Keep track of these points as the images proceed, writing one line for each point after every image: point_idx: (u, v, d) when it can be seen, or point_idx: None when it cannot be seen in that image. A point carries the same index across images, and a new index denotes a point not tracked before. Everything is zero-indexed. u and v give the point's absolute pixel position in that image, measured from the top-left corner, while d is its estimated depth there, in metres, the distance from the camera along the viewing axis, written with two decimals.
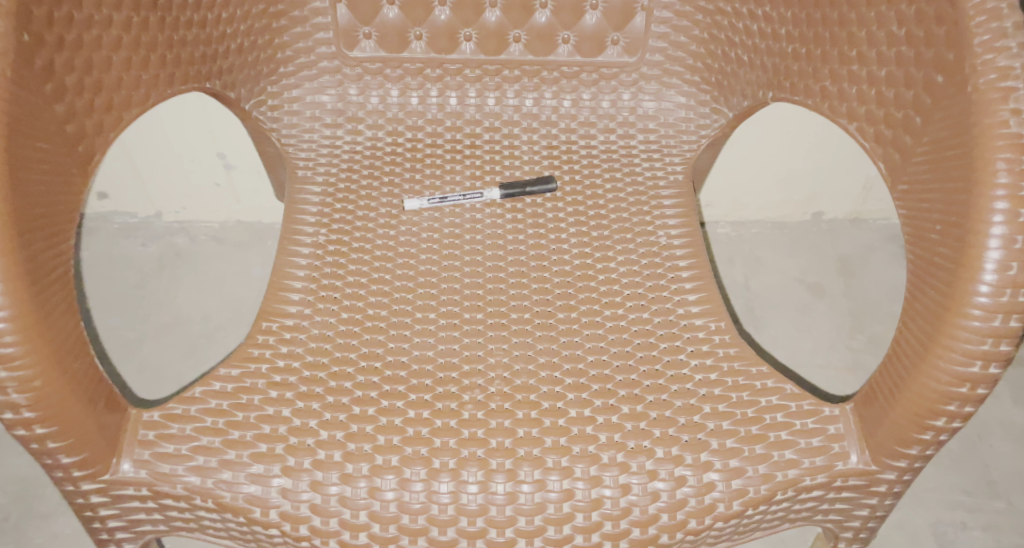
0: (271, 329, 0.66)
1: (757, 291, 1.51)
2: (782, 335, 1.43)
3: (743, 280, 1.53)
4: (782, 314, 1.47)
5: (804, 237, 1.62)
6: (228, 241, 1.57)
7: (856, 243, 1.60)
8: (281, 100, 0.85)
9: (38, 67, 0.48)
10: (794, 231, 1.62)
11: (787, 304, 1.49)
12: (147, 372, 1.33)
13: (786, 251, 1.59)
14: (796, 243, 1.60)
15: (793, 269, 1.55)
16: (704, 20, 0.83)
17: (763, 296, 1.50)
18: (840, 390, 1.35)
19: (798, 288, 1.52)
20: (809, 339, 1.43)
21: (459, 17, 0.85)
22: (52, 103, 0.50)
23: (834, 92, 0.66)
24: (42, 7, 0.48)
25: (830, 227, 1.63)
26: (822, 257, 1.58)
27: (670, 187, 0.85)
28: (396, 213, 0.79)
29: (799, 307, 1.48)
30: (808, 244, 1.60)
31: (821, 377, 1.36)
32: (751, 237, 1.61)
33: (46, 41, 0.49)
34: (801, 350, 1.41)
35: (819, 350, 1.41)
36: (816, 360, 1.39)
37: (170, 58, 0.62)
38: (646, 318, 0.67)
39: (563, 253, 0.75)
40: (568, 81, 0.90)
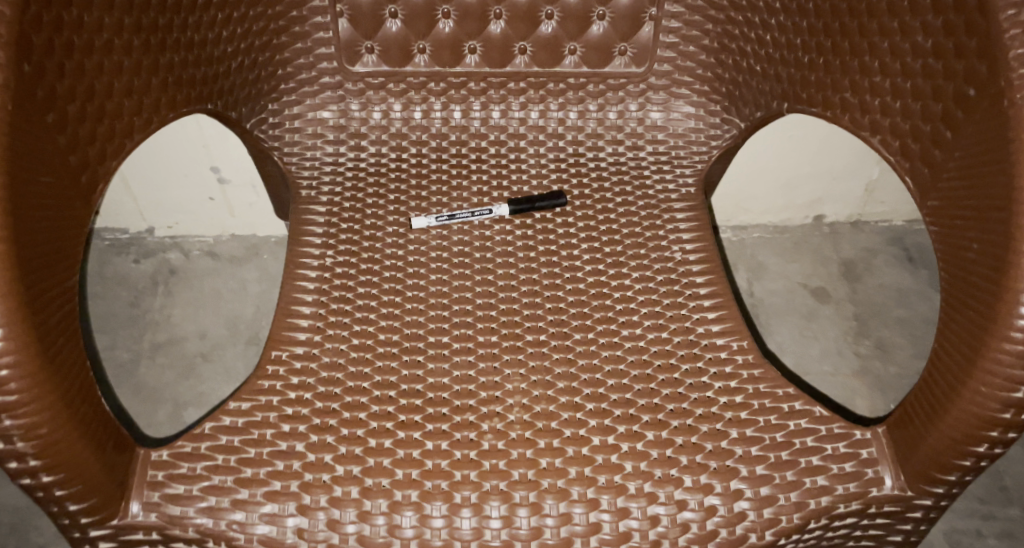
0: (281, 359, 0.64)
1: (761, 296, 1.50)
2: (789, 342, 1.42)
3: (747, 285, 1.52)
4: (787, 320, 1.45)
5: (806, 240, 1.60)
6: (222, 255, 1.54)
7: (858, 246, 1.59)
8: (282, 118, 0.83)
9: (39, 98, 0.46)
10: (796, 235, 1.61)
11: (792, 310, 1.47)
12: (143, 394, 1.31)
13: (789, 255, 1.58)
14: (798, 246, 1.59)
15: (796, 273, 1.54)
16: (714, 29, 0.81)
17: (767, 302, 1.48)
18: (848, 398, 1.34)
19: (803, 293, 1.50)
20: (816, 346, 1.41)
21: (463, 29, 0.83)
22: (54, 134, 0.48)
23: (855, 104, 0.64)
24: (41, 34, 0.45)
25: (833, 230, 1.62)
26: (826, 261, 1.56)
27: (682, 200, 0.83)
28: (403, 232, 0.77)
29: (804, 312, 1.47)
30: (811, 247, 1.59)
31: (829, 386, 1.35)
32: (753, 242, 1.60)
33: (47, 69, 0.46)
34: (809, 357, 1.40)
35: (826, 356, 1.40)
36: (824, 367, 1.38)
37: (171, 81, 0.60)
38: (665, 338, 0.66)
39: (576, 270, 0.73)
40: (575, 92, 0.88)
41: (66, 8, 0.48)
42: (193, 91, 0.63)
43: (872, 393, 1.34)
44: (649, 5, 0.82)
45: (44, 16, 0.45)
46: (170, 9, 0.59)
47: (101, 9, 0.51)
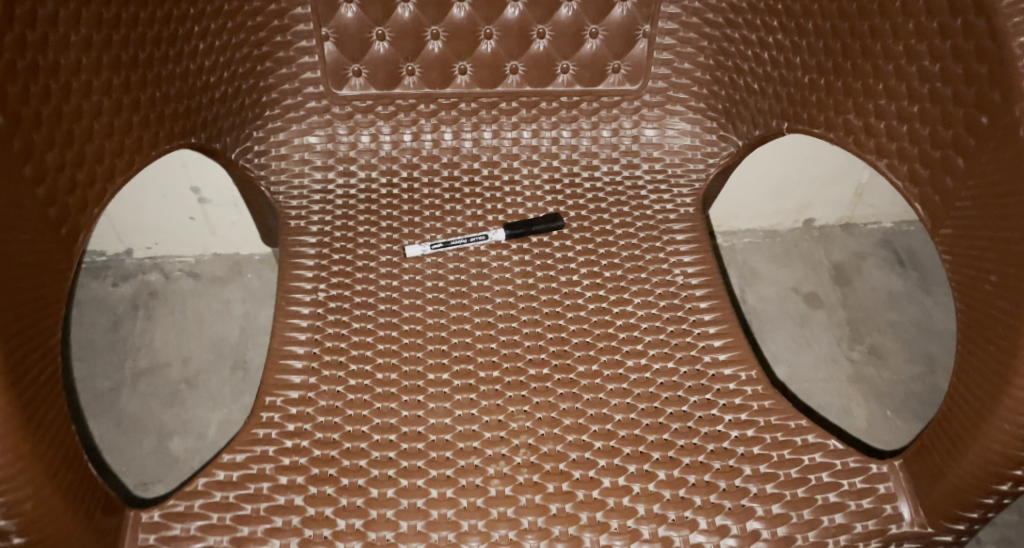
0: (275, 405, 0.62)
1: (754, 303, 1.49)
2: (783, 351, 1.41)
3: (740, 292, 1.51)
4: (780, 328, 1.45)
5: (796, 245, 1.60)
6: (204, 276, 1.50)
7: (848, 250, 1.59)
8: (267, 145, 0.80)
9: (15, 150, 0.43)
10: (786, 240, 1.61)
11: (785, 317, 1.47)
12: (126, 425, 1.26)
13: (780, 261, 1.57)
14: (789, 252, 1.58)
15: (788, 278, 1.53)
16: (710, 47, 0.79)
17: (760, 309, 1.48)
18: (844, 406, 1.33)
19: (795, 299, 1.50)
20: (810, 354, 1.41)
21: (452, 49, 0.81)
22: (32, 186, 0.45)
23: (859, 126, 0.63)
24: (15, 82, 0.43)
25: (823, 233, 1.62)
26: (816, 265, 1.56)
27: (680, 219, 0.81)
28: (397, 261, 0.75)
29: (797, 319, 1.46)
30: (801, 252, 1.58)
31: (825, 394, 1.34)
32: (743, 248, 1.60)
33: (23, 118, 0.44)
34: (804, 365, 1.39)
35: (820, 364, 1.39)
36: (819, 375, 1.38)
37: (153, 117, 0.57)
38: (671, 368, 0.65)
39: (577, 296, 0.72)
40: (568, 111, 0.86)
41: (41, 52, 0.45)
42: (177, 126, 0.61)
43: (867, 400, 1.33)
44: (643, 21, 0.80)
45: (18, 62, 0.43)
46: (151, 42, 0.57)
47: (78, 49, 0.49)
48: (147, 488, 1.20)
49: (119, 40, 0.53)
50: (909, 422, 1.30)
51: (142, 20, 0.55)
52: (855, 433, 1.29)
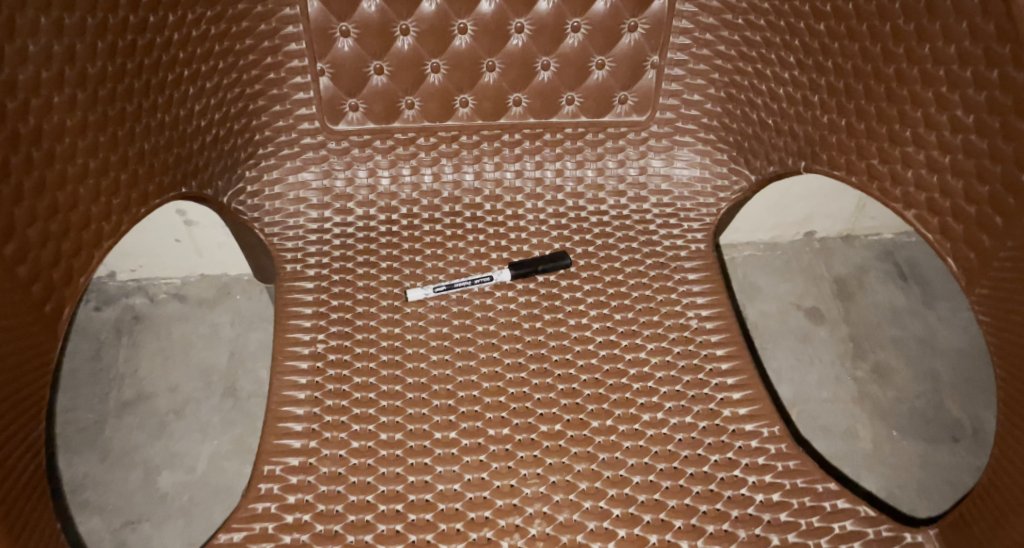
0: (274, 475, 0.61)
1: (755, 320, 1.45)
2: (787, 369, 1.37)
3: (741, 308, 1.47)
4: (782, 345, 1.40)
5: (797, 258, 1.56)
6: (191, 298, 1.45)
7: (849, 263, 1.55)
8: (260, 185, 0.77)
9: None
10: (787, 252, 1.57)
11: (787, 334, 1.42)
12: (112, 459, 1.22)
13: (781, 274, 1.53)
14: (789, 265, 1.54)
15: (789, 293, 1.49)
16: (721, 79, 0.76)
17: (762, 325, 1.43)
18: (850, 428, 1.28)
19: (797, 314, 1.45)
20: (814, 372, 1.36)
21: (453, 81, 0.77)
22: (12, 265, 0.42)
23: (884, 172, 0.60)
24: None
25: (824, 246, 1.58)
26: (817, 279, 1.51)
27: (692, 257, 0.78)
28: (398, 305, 0.72)
29: (799, 336, 1.42)
30: (802, 265, 1.54)
31: (830, 415, 1.29)
32: (743, 261, 1.56)
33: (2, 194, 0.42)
34: (808, 385, 1.34)
35: (824, 383, 1.34)
36: (823, 395, 1.33)
37: (142, 172, 0.54)
38: (689, 424, 0.64)
39: (587, 341, 0.70)
40: (572, 143, 0.83)
41: (23, 119, 0.44)
42: (167, 176, 0.58)
43: (873, 420, 1.28)
44: (651, 52, 0.77)
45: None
46: (139, 93, 0.54)
47: (62, 111, 0.47)
48: (132, 527, 1.14)
49: (105, 95, 0.51)
50: (916, 444, 1.25)
51: (129, 71, 0.53)
52: (863, 457, 1.24)
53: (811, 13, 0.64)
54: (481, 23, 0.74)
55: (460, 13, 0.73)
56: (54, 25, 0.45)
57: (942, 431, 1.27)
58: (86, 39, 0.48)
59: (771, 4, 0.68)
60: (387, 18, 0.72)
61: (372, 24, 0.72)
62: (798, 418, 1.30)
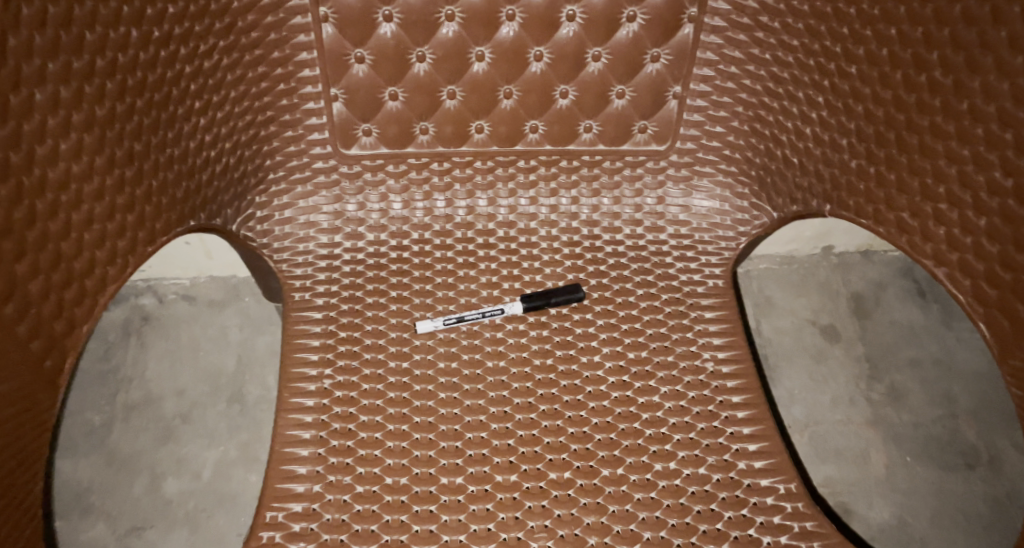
0: (276, 522, 0.59)
1: (769, 337, 1.35)
2: (799, 389, 1.28)
3: (754, 324, 1.37)
4: (795, 364, 1.31)
5: (813, 273, 1.45)
6: (199, 299, 1.44)
7: (867, 278, 1.45)
8: (270, 210, 0.75)
9: None
10: (804, 266, 1.46)
11: (801, 351, 1.33)
12: (117, 464, 1.21)
13: (796, 289, 1.42)
14: (805, 280, 1.44)
15: (804, 309, 1.39)
16: (745, 112, 0.74)
17: (775, 343, 1.34)
18: (862, 452, 1.20)
19: (812, 331, 1.36)
20: (827, 393, 1.28)
21: (469, 106, 0.75)
22: (10, 325, 0.43)
23: (914, 227, 0.59)
24: None
25: (841, 260, 1.47)
26: (834, 295, 1.41)
27: (709, 293, 0.76)
28: (407, 336, 0.71)
29: (813, 353, 1.33)
30: (819, 280, 1.44)
31: (842, 438, 1.21)
32: (757, 273, 1.45)
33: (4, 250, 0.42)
34: (820, 406, 1.26)
35: (837, 404, 1.26)
36: (835, 416, 1.25)
37: (150, 211, 0.55)
38: (703, 475, 0.63)
39: (599, 381, 0.69)
40: (589, 171, 0.81)
41: (26, 173, 0.44)
42: (175, 212, 0.58)
43: (887, 445, 1.21)
44: (673, 82, 0.75)
45: (24, 180, 0.44)
46: (147, 130, 0.54)
47: (68, 158, 0.47)
48: (137, 534, 1.14)
49: (113, 137, 0.51)
50: (930, 471, 1.19)
51: (139, 108, 0.53)
52: (875, 483, 1.17)
53: (842, 54, 0.62)
54: (500, 49, 0.72)
55: (478, 40, 0.71)
56: (62, 70, 0.46)
57: (956, 457, 1.20)
58: (94, 82, 0.49)
59: (800, 41, 0.66)
60: (402, 44, 0.70)
61: (388, 49, 0.70)
62: (809, 440, 1.22)
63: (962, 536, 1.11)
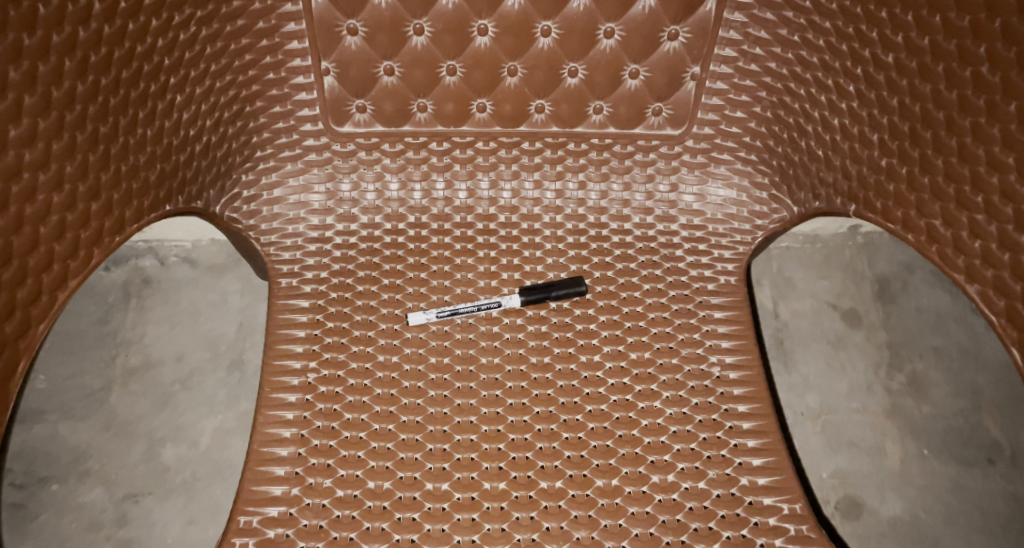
0: (250, 527, 0.57)
1: (787, 320, 1.26)
2: (814, 375, 1.19)
3: (770, 305, 1.28)
4: (811, 349, 1.22)
5: (838, 253, 1.34)
6: (201, 263, 1.36)
7: (894, 260, 1.33)
8: (257, 190, 0.71)
9: None
10: (828, 245, 1.35)
11: (819, 336, 1.24)
12: (115, 428, 1.16)
13: (818, 270, 1.32)
14: (828, 259, 1.33)
15: (824, 290, 1.29)
16: (768, 98, 0.68)
17: (791, 326, 1.25)
18: (877, 443, 1.12)
19: (832, 316, 1.26)
20: (844, 380, 1.18)
21: (470, 82, 0.70)
22: None
23: (947, 237, 0.54)
24: None
25: (868, 240, 1.36)
26: (858, 276, 1.31)
27: (721, 291, 0.71)
28: (398, 329, 0.67)
29: (832, 339, 1.23)
30: (844, 260, 1.33)
31: (858, 428, 1.13)
32: (778, 252, 1.34)
33: None
34: (835, 394, 1.17)
35: (853, 392, 1.17)
36: (851, 405, 1.16)
37: (117, 199, 0.52)
38: (702, 490, 0.60)
39: (598, 383, 0.65)
40: (598, 155, 0.76)
41: None
42: (149, 198, 0.55)
43: (905, 437, 1.12)
44: (692, 63, 0.69)
45: None
46: (115, 111, 0.51)
47: (18, 145, 0.45)
48: (134, 501, 1.09)
49: (75, 120, 0.48)
50: (947, 465, 1.10)
51: (104, 87, 0.50)
52: (888, 476, 1.09)
53: (878, 40, 0.57)
54: (505, 22, 0.66)
55: (481, 13, 0.66)
56: (10, 50, 0.43)
57: (976, 452, 1.11)
58: (49, 61, 0.46)
59: (833, 23, 0.60)
60: (399, 16, 0.65)
61: (383, 21, 0.65)
62: (822, 430, 1.14)
63: (976, 536, 1.03)
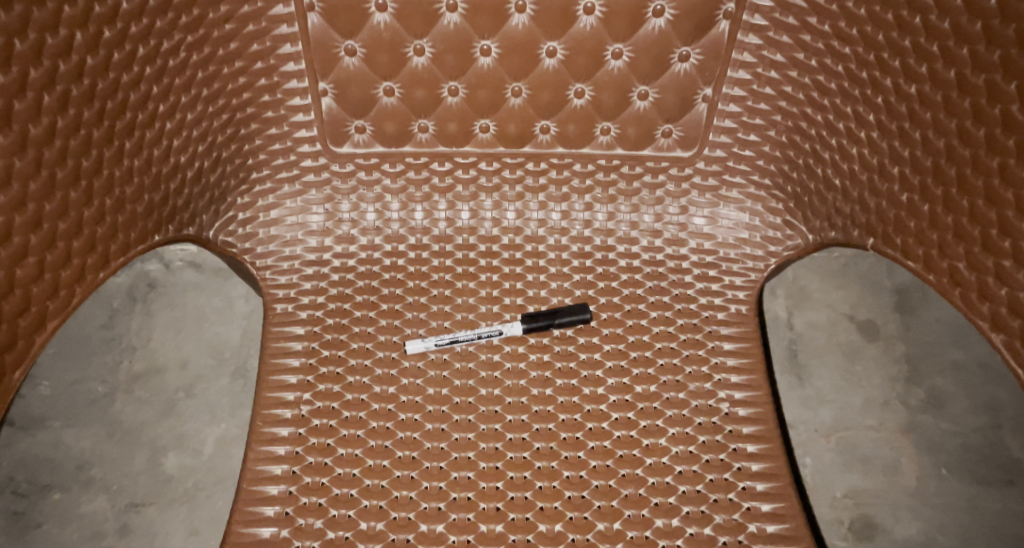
0: None
1: (801, 332, 1.23)
2: (829, 389, 1.16)
3: (785, 316, 1.25)
4: (826, 362, 1.19)
5: (857, 263, 1.30)
6: (206, 267, 1.33)
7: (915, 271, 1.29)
8: (254, 211, 0.70)
9: None
10: (847, 255, 1.31)
11: (834, 349, 1.20)
12: (119, 436, 1.13)
13: (836, 280, 1.28)
14: (847, 269, 1.29)
15: (842, 301, 1.25)
16: (783, 122, 0.65)
17: (806, 338, 1.22)
18: (893, 461, 1.08)
19: (848, 328, 1.22)
20: (859, 395, 1.15)
21: (472, 102, 0.68)
22: None
23: (970, 281, 0.51)
24: None
25: None
26: (877, 287, 1.27)
27: (732, 320, 0.69)
28: (395, 357, 0.66)
29: (848, 352, 1.20)
30: (862, 271, 1.29)
31: (873, 445, 1.09)
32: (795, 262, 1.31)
33: None
34: (850, 408, 1.14)
35: (869, 408, 1.14)
36: (867, 421, 1.12)
37: (102, 234, 0.52)
38: (707, 536, 0.58)
39: (602, 418, 0.63)
40: (605, 176, 0.73)
41: None
42: (137, 229, 0.55)
43: (921, 456, 1.09)
44: (703, 84, 0.66)
45: None
46: (98, 144, 0.51)
47: None
48: (135, 510, 1.06)
49: (53, 157, 0.48)
50: (967, 485, 1.06)
51: (86, 120, 0.50)
52: (903, 496, 1.05)
53: (901, 70, 0.54)
54: (508, 41, 0.64)
55: (483, 32, 0.63)
56: None
57: (996, 472, 1.07)
58: (25, 98, 0.46)
59: (853, 49, 0.57)
60: (398, 35, 0.63)
61: (381, 41, 0.63)
62: (835, 446, 1.10)
63: None
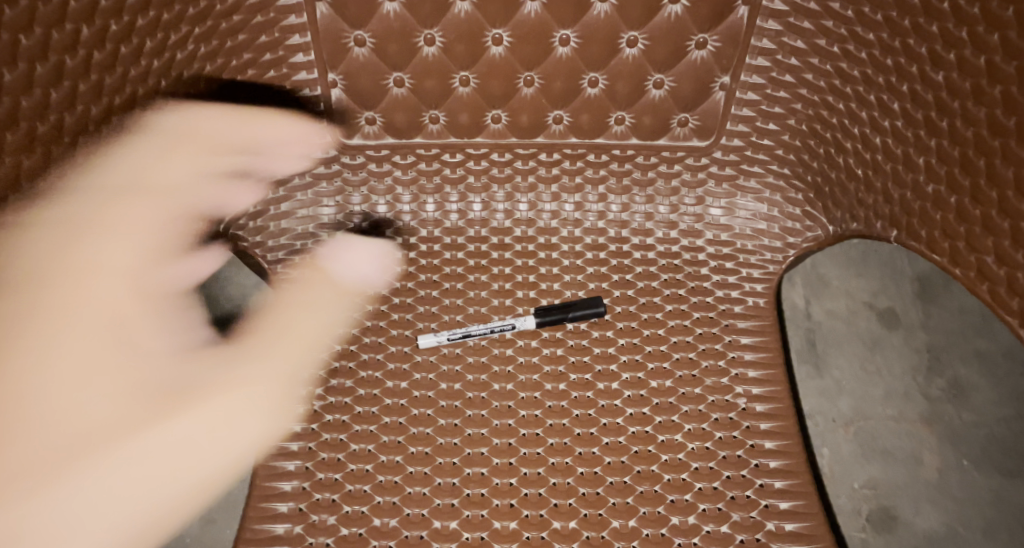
0: None
1: (820, 321, 1.21)
2: (849, 379, 1.14)
3: (803, 305, 1.23)
4: (846, 351, 1.17)
5: (876, 251, 1.28)
6: None
7: None
8: (264, 204, 0.69)
9: None
10: (866, 243, 1.29)
11: (854, 338, 1.18)
12: None
13: (855, 268, 1.26)
14: (867, 257, 1.27)
15: (861, 289, 1.23)
16: (804, 110, 0.64)
17: (825, 327, 1.20)
18: (914, 452, 1.07)
19: (868, 317, 1.20)
20: (879, 385, 1.13)
21: (484, 92, 0.66)
22: None
23: (1000, 275, 0.49)
24: None
25: None
26: (897, 276, 1.24)
27: (750, 313, 0.67)
28: (407, 351, 0.65)
29: (867, 341, 1.18)
30: (883, 259, 1.27)
31: (893, 436, 1.08)
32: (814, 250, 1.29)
33: None
34: (870, 399, 1.12)
35: (890, 398, 1.12)
36: (887, 411, 1.11)
37: None
38: (724, 534, 0.57)
39: (616, 414, 0.62)
40: (619, 166, 0.72)
41: None
42: (145, 225, 0.55)
43: (943, 446, 1.07)
44: (721, 72, 0.65)
45: None
46: None
47: None
48: None
49: None
50: (989, 477, 1.04)
51: None
52: (924, 488, 1.04)
53: (928, 56, 0.52)
54: (522, 29, 0.62)
55: (494, 21, 0.62)
56: None
57: (1020, 464, 1.05)
58: None
59: (877, 35, 0.55)
60: (408, 25, 0.62)
61: (392, 30, 0.62)
62: (855, 437, 1.09)
63: None
